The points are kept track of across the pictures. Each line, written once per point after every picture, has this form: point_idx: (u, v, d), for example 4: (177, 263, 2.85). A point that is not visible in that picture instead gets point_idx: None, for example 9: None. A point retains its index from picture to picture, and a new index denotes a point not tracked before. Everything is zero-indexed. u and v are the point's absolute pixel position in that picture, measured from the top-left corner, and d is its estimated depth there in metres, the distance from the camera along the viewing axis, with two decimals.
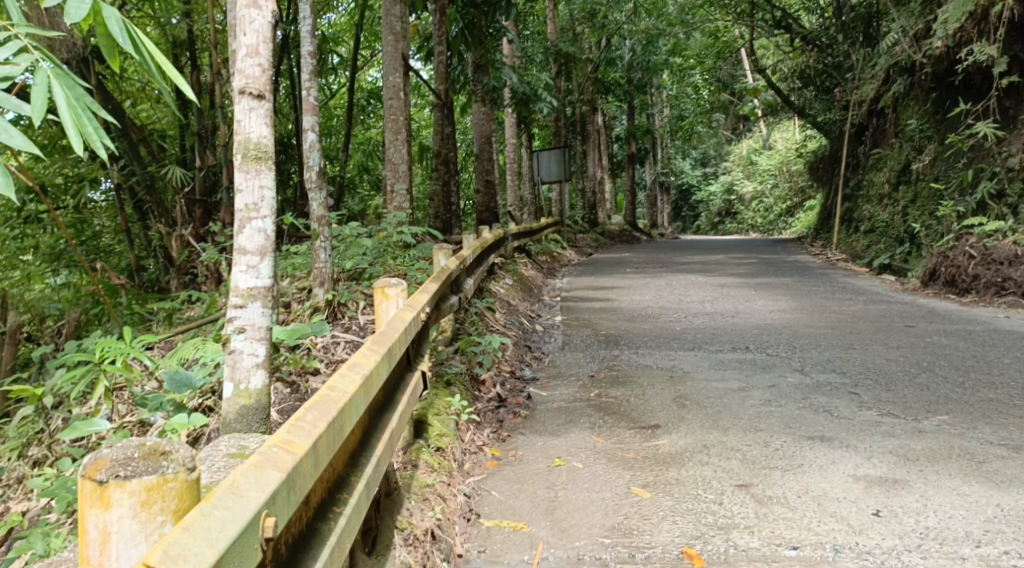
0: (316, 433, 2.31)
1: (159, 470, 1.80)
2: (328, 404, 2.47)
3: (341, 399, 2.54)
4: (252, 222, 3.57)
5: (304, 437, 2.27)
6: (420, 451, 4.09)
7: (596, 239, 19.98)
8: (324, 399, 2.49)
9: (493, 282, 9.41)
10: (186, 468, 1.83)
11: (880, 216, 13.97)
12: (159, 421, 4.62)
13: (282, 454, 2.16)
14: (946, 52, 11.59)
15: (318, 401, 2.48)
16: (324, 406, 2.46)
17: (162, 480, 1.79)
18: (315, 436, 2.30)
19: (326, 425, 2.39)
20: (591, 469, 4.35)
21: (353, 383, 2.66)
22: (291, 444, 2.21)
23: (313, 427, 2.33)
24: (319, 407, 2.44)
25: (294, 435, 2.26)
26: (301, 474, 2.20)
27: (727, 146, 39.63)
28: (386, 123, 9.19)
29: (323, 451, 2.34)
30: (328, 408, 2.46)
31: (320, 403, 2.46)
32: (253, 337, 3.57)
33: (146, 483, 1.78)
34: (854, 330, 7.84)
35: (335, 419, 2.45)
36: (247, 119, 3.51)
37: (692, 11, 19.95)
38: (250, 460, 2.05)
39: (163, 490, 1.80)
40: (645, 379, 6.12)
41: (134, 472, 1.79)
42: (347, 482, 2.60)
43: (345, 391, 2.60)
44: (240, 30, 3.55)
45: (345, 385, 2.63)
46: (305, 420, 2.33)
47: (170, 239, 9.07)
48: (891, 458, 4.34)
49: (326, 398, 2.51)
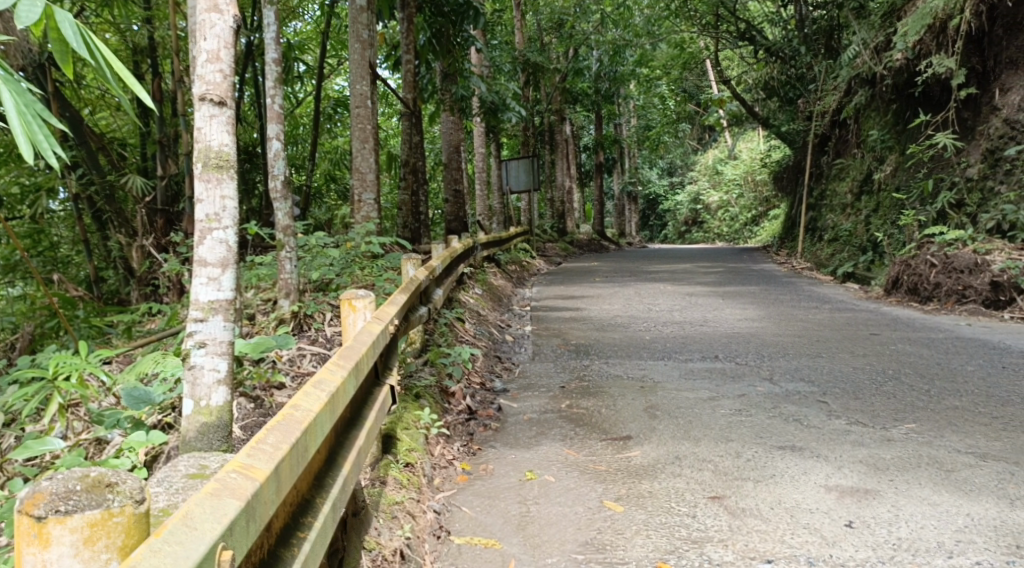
0: (278, 457, 2.23)
1: (104, 505, 1.89)
2: (291, 425, 2.39)
3: (306, 418, 2.45)
4: (213, 232, 3.45)
5: (265, 461, 2.19)
6: (388, 467, 3.99)
7: (565, 248, 20.00)
8: (287, 419, 2.41)
9: (463, 292, 9.33)
10: (132, 502, 1.91)
11: (843, 225, 14.12)
12: (116, 439, 4.49)
13: (241, 480, 2.09)
14: (905, 64, 11.77)
15: (280, 421, 2.39)
16: (286, 426, 2.37)
17: (106, 515, 1.87)
18: (276, 459, 2.22)
19: (290, 446, 2.30)
20: (562, 482, 4.28)
21: (318, 401, 2.57)
22: (251, 470, 2.14)
23: (275, 450, 2.24)
24: (281, 427, 2.36)
25: (255, 459, 2.18)
26: (262, 501, 2.13)
27: (693, 156, 39.95)
28: (353, 132, 9.08)
29: (286, 474, 2.26)
30: (291, 428, 2.37)
31: (283, 423, 2.38)
32: (214, 352, 3.45)
33: (89, 519, 1.87)
34: (821, 338, 7.88)
35: (299, 439, 2.37)
36: (208, 127, 3.40)
37: (658, 23, 20.24)
38: (205, 489, 2.00)
39: (108, 525, 1.88)
40: (615, 390, 6.08)
41: (76, 507, 1.87)
42: (313, 505, 2.51)
43: (310, 410, 2.51)
44: (200, 35, 3.45)
45: (310, 403, 2.53)
46: (266, 443, 2.25)
47: (130, 249, 8.88)
48: (862, 467, 4.34)
49: (289, 418, 2.43)
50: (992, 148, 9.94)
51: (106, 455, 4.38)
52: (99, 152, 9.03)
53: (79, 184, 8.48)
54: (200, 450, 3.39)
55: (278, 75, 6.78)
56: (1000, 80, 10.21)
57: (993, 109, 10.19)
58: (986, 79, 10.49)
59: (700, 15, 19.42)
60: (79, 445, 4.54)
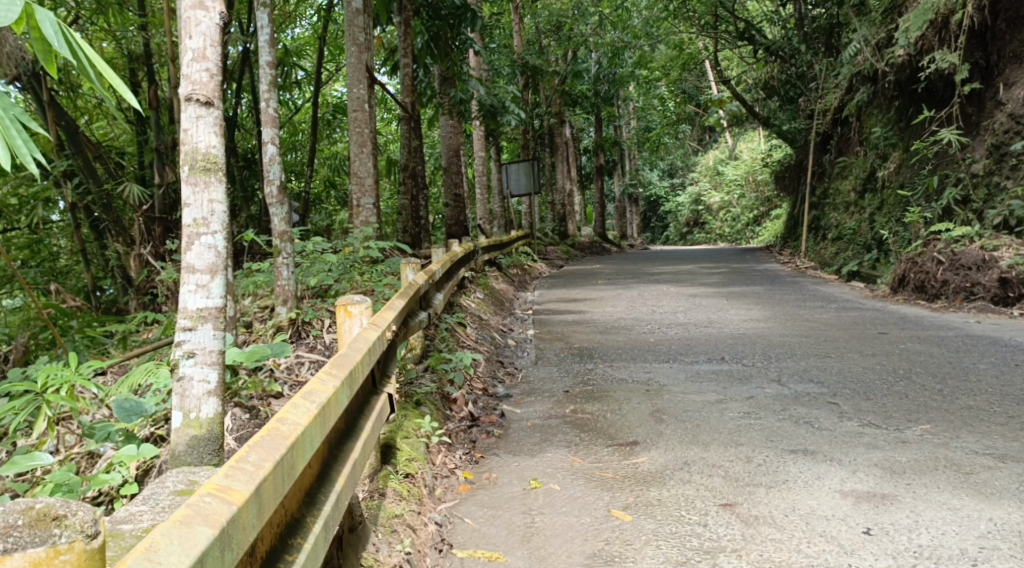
0: (259, 476, 2.10)
1: (48, 542, 1.75)
2: (277, 440, 2.26)
3: (293, 433, 2.32)
4: (201, 238, 3.32)
5: (244, 482, 2.06)
6: (387, 479, 3.85)
7: (566, 251, 19.87)
8: (272, 434, 2.28)
9: (463, 296, 9.20)
10: (82, 537, 1.77)
11: (847, 224, 13.99)
12: (109, 453, 4.34)
13: (216, 505, 1.96)
14: (908, 60, 11.64)
15: (264, 436, 2.27)
16: (271, 442, 2.24)
17: (52, 553, 1.74)
18: (257, 480, 2.09)
19: (273, 464, 2.18)
20: (568, 491, 4.15)
21: (307, 413, 2.44)
22: (228, 493, 2.01)
23: (257, 469, 2.12)
24: (265, 442, 2.23)
25: (233, 481, 2.05)
26: (240, 527, 2.00)
27: (693, 157, 39.89)
28: (351, 136, 8.97)
29: (269, 496, 2.13)
30: (276, 444, 2.24)
31: (267, 439, 2.25)
32: (203, 362, 3.32)
33: (32, 558, 1.73)
34: (828, 338, 7.74)
35: (284, 456, 2.24)
36: (195, 128, 3.28)
37: (657, 24, 20.13)
38: (174, 517, 1.87)
39: (56, 562, 1.75)
40: (621, 394, 5.94)
41: (17, 545, 1.74)
42: (303, 524, 2.38)
43: (297, 423, 2.38)
44: (185, 32, 3.33)
45: (298, 415, 2.41)
46: (246, 461, 2.13)
47: (127, 258, 8.76)
48: (877, 471, 4.20)
49: (275, 433, 2.30)
50: (997, 143, 9.80)
51: (96, 469, 4.23)
52: (95, 160, 8.93)
53: (76, 193, 8.37)
54: (191, 464, 3.27)
55: (272, 78, 6.69)
56: (1004, 74, 10.07)
57: (998, 104, 10.06)
58: (990, 73, 10.36)
59: (698, 15, 19.36)
60: (69, 461, 4.40)
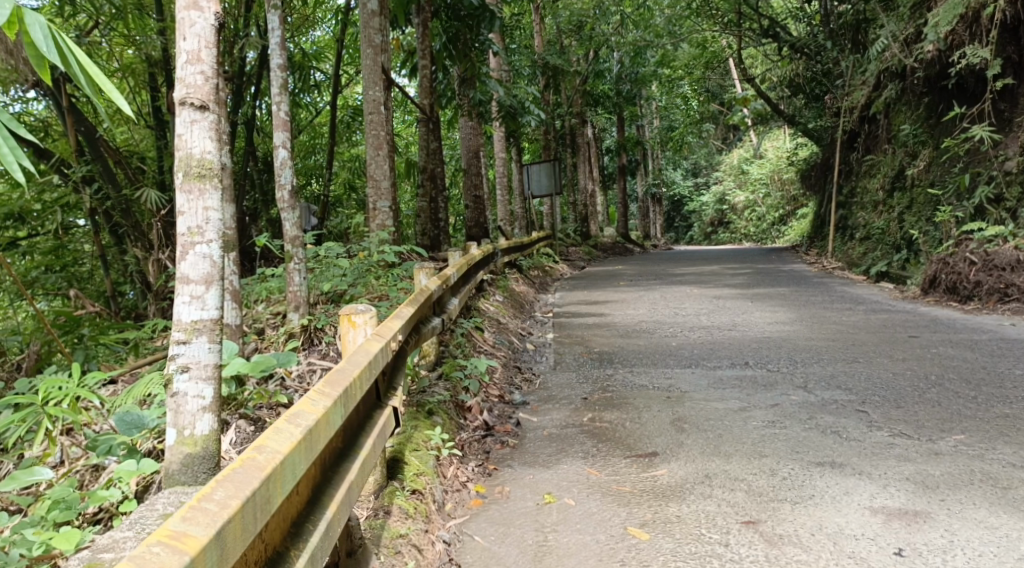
0: (222, 517, 1.96)
1: None
2: (249, 472, 2.12)
3: (269, 464, 2.17)
4: (195, 247, 3.21)
5: (204, 526, 1.93)
6: (393, 495, 3.71)
7: (588, 252, 19.68)
8: (246, 466, 2.14)
9: (482, 300, 9.06)
10: None
11: (875, 223, 13.68)
12: (112, 465, 4.25)
13: (166, 556, 1.83)
14: (938, 55, 11.33)
15: (237, 468, 2.13)
16: (242, 475, 2.10)
17: None
18: (219, 522, 1.95)
19: (242, 501, 2.03)
20: (584, 506, 3.98)
21: (289, 439, 2.29)
22: (182, 542, 1.87)
23: (220, 509, 1.98)
24: (236, 476, 2.09)
25: (191, 526, 1.92)
26: None
27: (718, 156, 39.55)
28: (367, 139, 8.84)
29: (236, 537, 1.99)
30: (249, 477, 2.10)
31: (239, 471, 2.11)
32: (198, 377, 3.21)
33: None
34: (856, 342, 7.50)
35: (258, 490, 2.09)
36: (189, 133, 3.17)
37: (679, 22, 19.88)
38: None
39: None
40: (640, 401, 5.77)
41: None
42: (285, 559, 2.24)
43: (277, 451, 2.23)
44: (179, 33, 3.21)
45: (278, 442, 2.26)
46: (210, 500, 1.99)
47: (147, 264, 8.61)
48: (909, 486, 4.00)
49: (250, 464, 2.16)
50: None
51: (99, 484, 4.14)
52: (115, 165, 8.83)
53: (95, 199, 8.33)
54: (184, 484, 3.18)
55: (284, 81, 6.61)
56: None
57: None
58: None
59: (722, 13, 19.09)
60: (72, 476, 4.31)
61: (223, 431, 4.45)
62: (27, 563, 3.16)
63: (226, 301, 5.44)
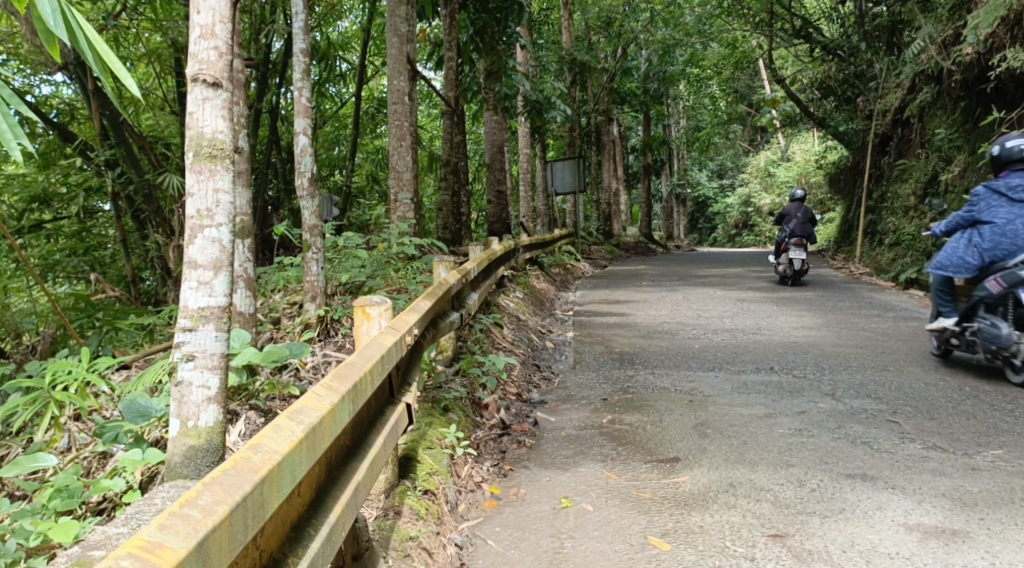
0: (206, 526, 1.81)
1: None
2: (241, 474, 1.98)
3: (264, 466, 2.03)
4: (205, 231, 3.09)
5: (183, 536, 1.77)
6: (404, 495, 3.57)
7: (610, 251, 19.49)
8: (239, 467, 2.00)
9: (502, 296, 8.90)
10: None
11: (905, 229, 13.40)
12: (120, 453, 4.16)
13: None
14: (977, 58, 11.08)
15: (228, 470, 1.99)
16: (234, 478, 1.96)
17: None
18: (201, 531, 1.79)
19: (229, 508, 1.88)
20: (602, 512, 3.83)
21: (288, 438, 2.15)
22: (157, 553, 1.71)
23: (204, 517, 1.83)
24: (227, 479, 1.95)
25: (169, 536, 1.76)
26: None
27: (744, 158, 39.22)
28: (391, 129, 8.68)
29: (221, 548, 1.84)
30: (241, 480, 1.96)
31: (229, 474, 1.97)
32: (203, 366, 3.09)
33: None
34: (885, 349, 7.29)
35: (249, 495, 1.95)
36: (201, 111, 3.05)
37: (709, 21, 19.60)
38: None
39: None
40: (662, 404, 5.60)
41: None
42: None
43: (274, 451, 2.09)
44: (193, 8, 3.09)
45: (276, 441, 2.13)
46: (193, 507, 1.84)
47: (166, 249, 8.37)
48: (945, 503, 3.81)
49: (242, 465, 2.02)
50: None
51: (105, 473, 4.05)
52: (140, 150, 8.65)
53: (117, 183, 8.20)
54: (187, 478, 3.06)
55: (306, 66, 6.47)
56: None
57: None
58: None
59: (754, 13, 18.62)
60: (79, 462, 4.22)
61: (233, 422, 4.38)
62: (24, 553, 3.08)
63: (239, 288, 5.31)
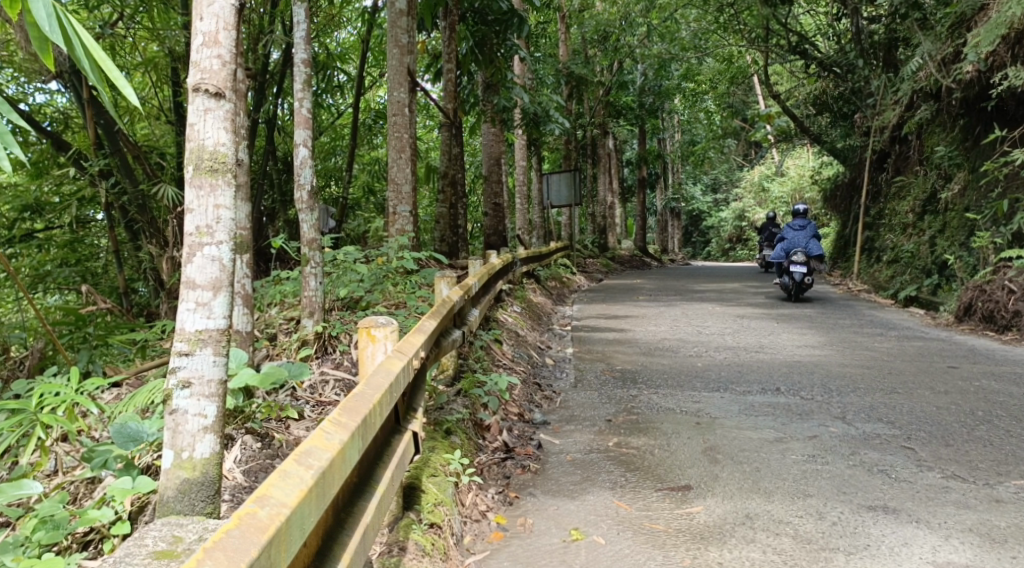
0: None
1: None
2: (248, 535, 1.82)
3: (273, 523, 1.88)
4: (204, 249, 2.91)
5: None
6: (409, 529, 3.42)
7: (607, 265, 19.34)
8: (244, 527, 1.84)
9: (501, 311, 8.73)
10: None
11: (903, 246, 13.32)
12: (108, 479, 3.96)
13: None
14: (977, 76, 10.96)
15: (232, 530, 1.83)
16: (238, 540, 1.80)
17: None
18: None
19: None
20: (614, 547, 3.66)
21: (296, 488, 1.99)
22: None
23: None
24: (231, 541, 1.79)
25: None
26: None
27: (738, 172, 39.22)
28: (390, 141, 8.51)
29: None
30: (246, 543, 1.80)
31: (234, 535, 1.81)
32: (200, 394, 2.93)
33: None
34: (892, 369, 7.15)
35: (257, 559, 1.79)
36: (202, 123, 2.89)
37: (705, 36, 19.43)
38: None
39: None
40: (669, 426, 5.43)
41: None
42: None
43: (282, 504, 1.93)
44: (195, 13, 2.93)
45: (284, 492, 1.97)
46: None
47: (160, 260, 8.16)
48: (973, 539, 3.66)
49: (246, 522, 1.86)
50: None
51: (92, 501, 3.86)
52: (135, 160, 8.44)
53: (111, 194, 7.97)
54: (180, 513, 2.89)
55: (307, 76, 6.31)
56: None
57: None
58: None
59: (750, 28, 18.25)
60: (65, 488, 4.02)
61: (228, 447, 4.20)
62: None
63: (237, 305, 5.14)
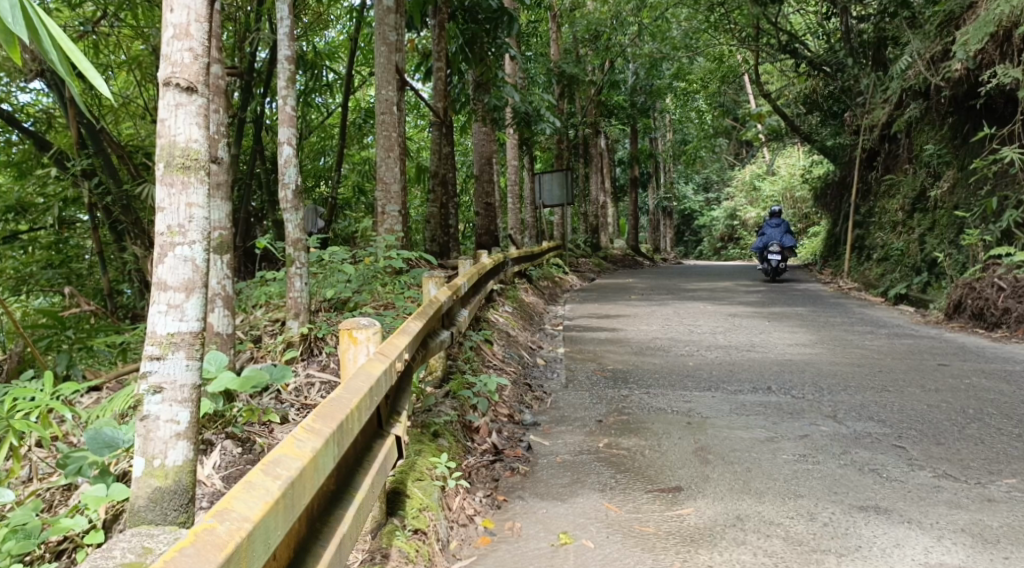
0: None
1: None
2: (204, 553, 1.76)
3: (230, 540, 1.82)
4: (176, 248, 2.84)
5: None
6: (392, 535, 3.35)
7: (598, 264, 19.30)
8: (199, 544, 1.79)
9: (491, 311, 8.66)
10: None
11: (893, 244, 13.30)
12: (83, 486, 3.88)
13: None
14: (966, 74, 10.93)
15: (187, 547, 1.77)
16: (193, 558, 1.74)
17: None
18: None
19: None
20: (603, 551, 3.60)
21: (261, 500, 1.93)
22: None
23: None
24: (184, 559, 1.74)
25: None
26: None
27: (730, 171, 39.25)
28: (378, 140, 8.43)
29: None
30: (201, 561, 1.74)
31: (188, 552, 1.75)
32: (172, 399, 2.85)
33: None
34: (883, 368, 7.10)
35: None
36: (174, 118, 2.81)
37: (696, 35, 19.35)
38: None
39: None
40: (659, 427, 5.37)
41: None
42: None
43: (244, 519, 1.87)
44: (166, 6, 2.85)
45: (247, 504, 1.91)
46: None
47: (145, 262, 8.05)
48: (965, 539, 3.60)
49: (202, 540, 1.80)
50: None
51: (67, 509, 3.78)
52: (119, 161, 8.32)
53: (93, 194, 7.82)
54: (151, 522, 2.80)
55: (291, 74, 6.22)
56: None
57: None
58: None
59: (740, 28, 18.18)
60: (40, 495, 3.94)
61: (208, 453, 4.13)
62: None
63: (218, 308, 5.06)
